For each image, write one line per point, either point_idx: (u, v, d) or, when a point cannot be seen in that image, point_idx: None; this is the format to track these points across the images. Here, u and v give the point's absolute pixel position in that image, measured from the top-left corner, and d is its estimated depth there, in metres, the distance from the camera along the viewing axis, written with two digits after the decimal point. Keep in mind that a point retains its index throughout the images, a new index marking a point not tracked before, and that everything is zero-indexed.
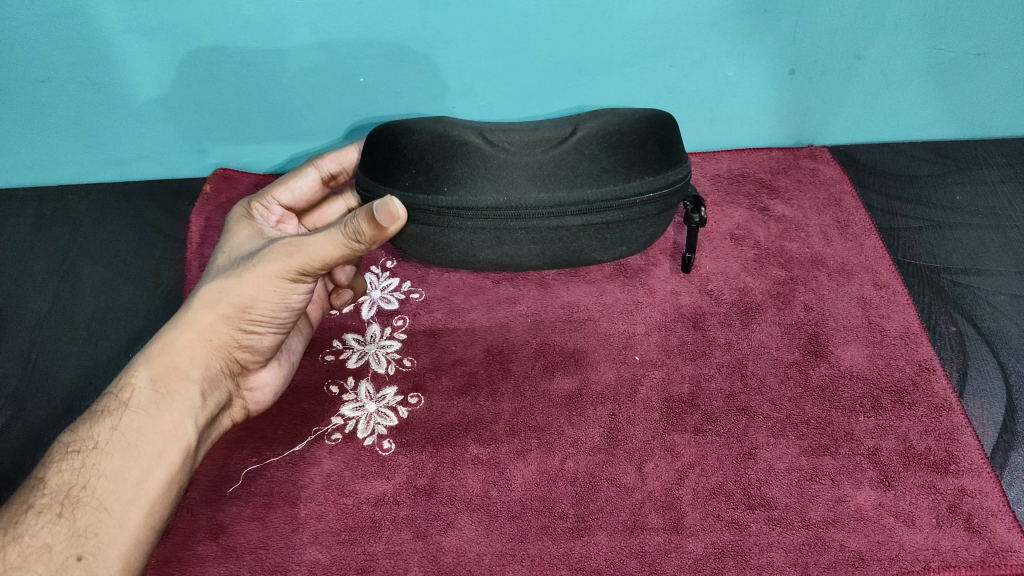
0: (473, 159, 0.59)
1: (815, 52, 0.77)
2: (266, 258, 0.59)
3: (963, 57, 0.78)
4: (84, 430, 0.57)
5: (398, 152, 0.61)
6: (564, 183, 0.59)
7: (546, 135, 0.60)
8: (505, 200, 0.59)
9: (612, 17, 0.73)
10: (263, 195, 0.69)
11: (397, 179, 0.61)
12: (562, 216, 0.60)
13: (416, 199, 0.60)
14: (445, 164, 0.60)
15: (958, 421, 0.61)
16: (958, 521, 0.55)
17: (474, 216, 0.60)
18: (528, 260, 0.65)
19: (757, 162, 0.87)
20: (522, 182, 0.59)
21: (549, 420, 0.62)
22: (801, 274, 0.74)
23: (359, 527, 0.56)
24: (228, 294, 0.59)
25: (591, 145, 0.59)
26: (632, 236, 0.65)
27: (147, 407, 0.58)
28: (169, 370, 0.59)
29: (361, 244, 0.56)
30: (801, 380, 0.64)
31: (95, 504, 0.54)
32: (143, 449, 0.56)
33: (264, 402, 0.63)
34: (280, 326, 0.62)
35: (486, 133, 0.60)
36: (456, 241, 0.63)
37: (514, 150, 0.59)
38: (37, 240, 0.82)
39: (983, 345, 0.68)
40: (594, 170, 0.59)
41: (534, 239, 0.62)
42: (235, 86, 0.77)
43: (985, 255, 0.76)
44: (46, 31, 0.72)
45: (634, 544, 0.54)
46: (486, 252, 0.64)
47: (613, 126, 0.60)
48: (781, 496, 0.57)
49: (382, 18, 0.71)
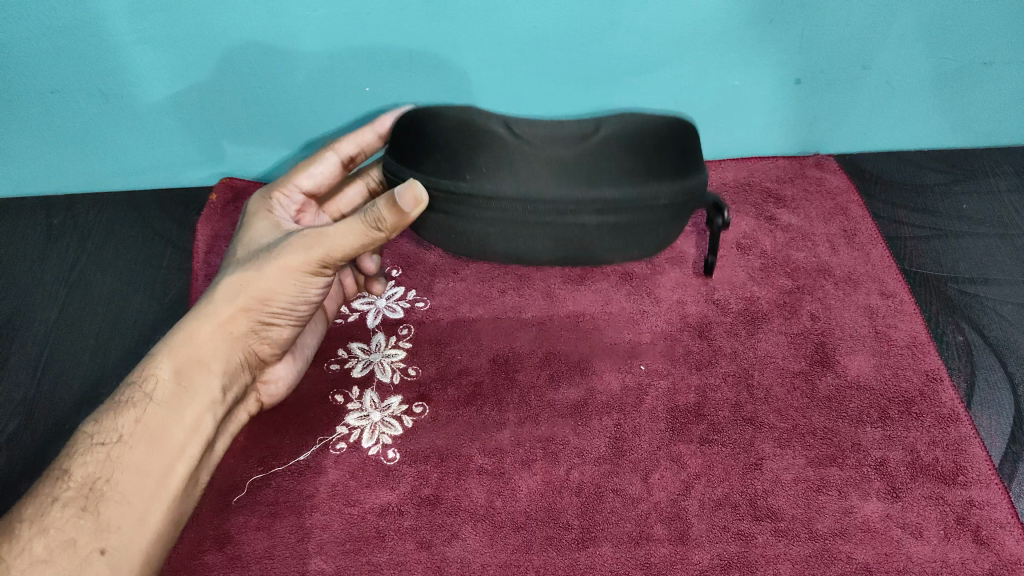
0: (494, 145, 0.54)
1: (820, 61, 0.77)
2: (286, 251, 0.61)
3: (969, 66, 0.78)
4: (108, 421, 0.58)
5: (422, 131, 0.57)
6: (585, 181, 0.53)
7: (574, 137, 0.53)
8: (525, 193, 0.53)
9: (619, 26, 0.73)
10: (284, 183, 0.69)
11: (422, 165, 0.57)
12: (577, 216, 0.54)
13: (436, 183, 0.55)
14: (464, 145, 0.54)
15: (965, 432, 0.61)
16: (966, 533, 0.55)
17: (493, 208, 0.55)
18: (543, 249, 0.57)
19: (762, 171, 0.86)
20: (543, 176, 0.53)
21: (555, 430, 0.62)
22: (807, 283, 0.74)
23: (364, 537, 0.56)
24: (250, 286, 0.61)
25: (620, 147, 0.54)
26: (646, 241, 0.58)
27: (169, 401, 0.59)
28: (191, 363, 0.60)
29: (382, 236, 0.59)
30: (808, 391, 0.64)
31: (120, 497, 0.55)
32: (166, 441, 0.58)
33: (277, 395, 0.64)
34: (298, 320, 0.64)
35: (511, 122, 0.54)
36: (468, 230, 0.58)
37: (539, 141, 0.53)
38: (46, 249, 0.82)
39: (991, 355, 0.67)
40: (616, 173, 0.53)
41: (549, 233, 0.55)
42: (244, 95, 0.77)
43: (992, 264, 0.76)
44: (58, 40, 0.72)
45: (640, 555, 0.54)
46: (500, 246, 0.58)
47: (643, 139, 0.54)
48: (788, 507, 0.57)
49: (391, 30, 0.72)
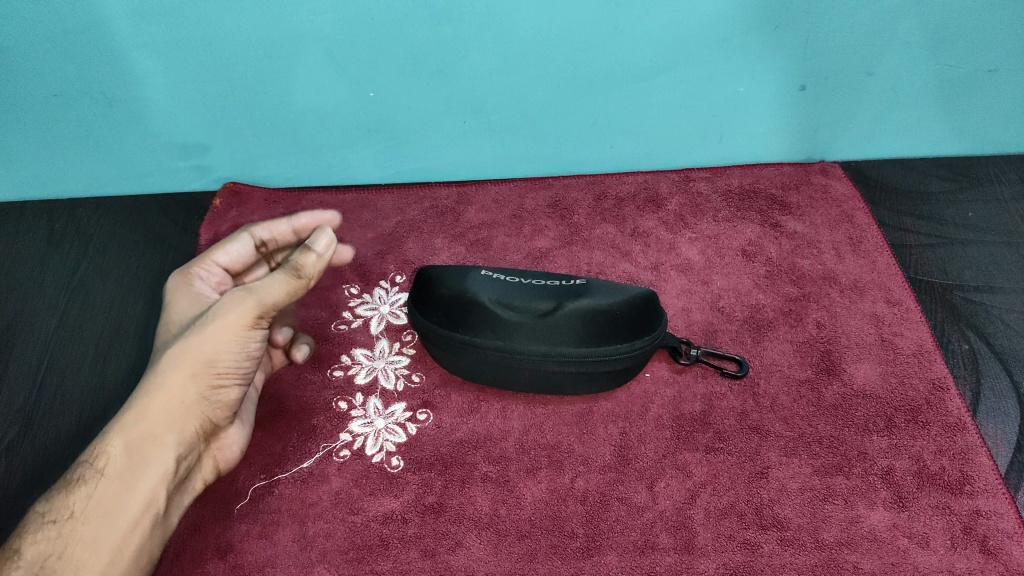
0: (498, 325, 0.57)
1: (827, 67, 0.77)
2: (226, 308, 0.56)
3: (974, 74, 0.78)
4: (60, 498, 0.53)
5: (437, 289, 0.60)
6: (558, 343, 0.57)
7: (564, 351, 0.57)
8: (505, 347, 0.58)
9: (624, 32, 0.72)
10: (200, 262, 0.64)
11: (427, 313, 0.61)
12: (543, 363, 0.58)
13: (430, 328, 0.60)
14: (470, 325, 0.58)
15: (972, 441, 0.61)
16: (973, 543, 0.55)
17: (476, 349, 0.59)
18: (518, 384, 0.62)
19: (767, 177, 0.86)
20: (524, 334, 0.57)
21: (559, 438, 0.62)
22: (813, 290, 0.74)
23: (368, 546, 0.55)
24: (194, 351, 0.55)
25: (596, 366, 0.58)
26: (608, 381, 0.61)
27: (120, 475, 0.54)
28: (140, 437, 0.54)
29: (309, 277, 0.58)
30: (814, 399, 0.64)
31: (73, 574, 0.51)
32: (118, 516, 0.52)
33: (233, 459, 0.60)
34: (248, 377, 0.58)
35: (508, 302, 0.58)
36: (452, 357, 0.62)
37: (534, 333, 0.57)
38: (48, 254, 0.82)
39: (996, 363, 0.67)
40: (589, 332, 0.57)
41: (523, 373, 0.60)
42: (247, 99, 0.77)
43: (998, 272, 0.75)
44: (61, 45, 0.71)
45: (645, 564, 0.54)
46: (481, 371, 0.62)
47: (625, 357, 0.59)
48: (794, 516, 0.56)
49: (396, 36, 0.71)
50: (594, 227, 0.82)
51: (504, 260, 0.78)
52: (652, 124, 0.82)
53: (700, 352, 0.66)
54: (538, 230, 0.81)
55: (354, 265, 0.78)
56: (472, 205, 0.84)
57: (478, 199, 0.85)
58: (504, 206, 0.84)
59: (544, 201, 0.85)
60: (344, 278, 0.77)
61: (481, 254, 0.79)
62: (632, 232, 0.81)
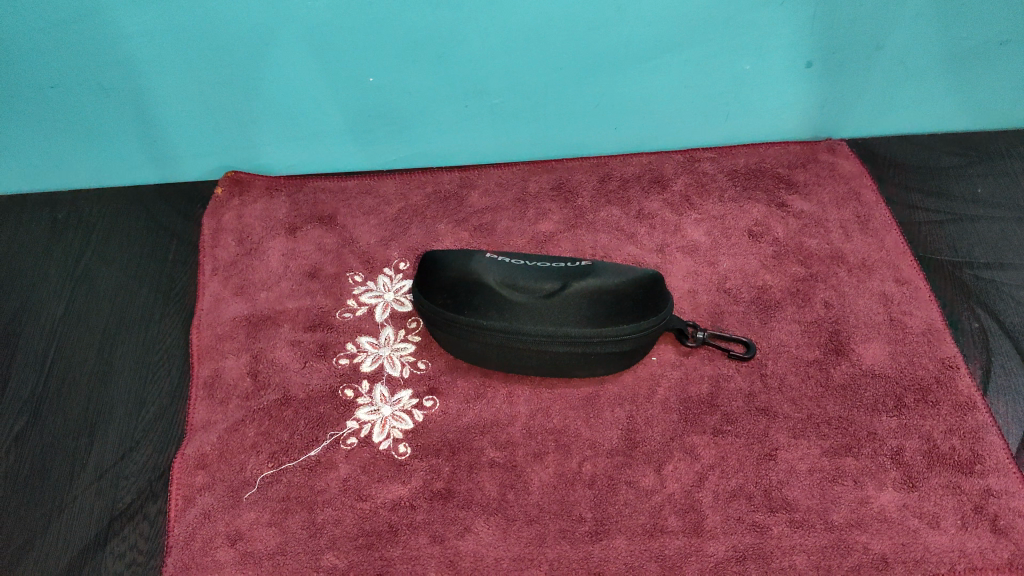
0: (503, 306, 0.57)
1: (834, 43, 0.75)
2: None
3: (985, 46, 0.76)
4: None
5: (442, 271, 0.60)
6: (564, 324, 0.56)
7: (570, 332, 0.57)
8: (511, 328, 0.57)
9: (626, 11, 0.70)
10: None
11: (432, 296, 0.60)
12: (549, 344, 0.58)
13: (435, 311, 0.60)
14: (476, 307, 0.58)
15: (982, 419, 0.60)
16: (984, 522, 0.54)
17: (481, 331, 0.58)
18: (525, 367, 0.62)
19: (774, 156, 0.85)
20: (529, 314, 0.57)
21: (567, 423, 0.61)
22: (821, 270, 0.73)
23: (377, 532, 0.55)
24: None
25: (602, 346, 0.58)
26: (613, 363, 0.61)
27: None
28: None
29: None
30: (822, 380, 0.63)
31: None
32: None
33: None
34: None
35: (513, 283, 0.57)
36: (458, 342, 0.62)
37: (540, 314, 0.56)
38: (50, 244, 0.82)
39: (1007, 341, 0.66)
40: (595, 312, 0.56)
41: (528, 356, 0.60)
42: (245, 87, 0.77)
43: (1008, 248, 0.74)
44: (54, 34, 0.70)
45: (655, 547, 0.54)
46: (487, 355, 0.61)
47: (631, 337, 0.58)
48: (803, 498, 0.56)
49: (391, 20, 0.70)
50: (599, 210, 0.81)
51: (508, 244, 0.78)
52: (655, 104, 0.81)
53: (706, 335, 0.65)
54: (542, 214, 0.81)
55: (358, 252, 0.78)
56: (475, 190, 0.84)
57: (481, 183, 0.85)
58: (508, 190, 0.83)
59: (547, 184, 0.84)
60: (348, 265, 0.76)
61: (484, 239, 0.78)
62: (637, 214, 0.80)
